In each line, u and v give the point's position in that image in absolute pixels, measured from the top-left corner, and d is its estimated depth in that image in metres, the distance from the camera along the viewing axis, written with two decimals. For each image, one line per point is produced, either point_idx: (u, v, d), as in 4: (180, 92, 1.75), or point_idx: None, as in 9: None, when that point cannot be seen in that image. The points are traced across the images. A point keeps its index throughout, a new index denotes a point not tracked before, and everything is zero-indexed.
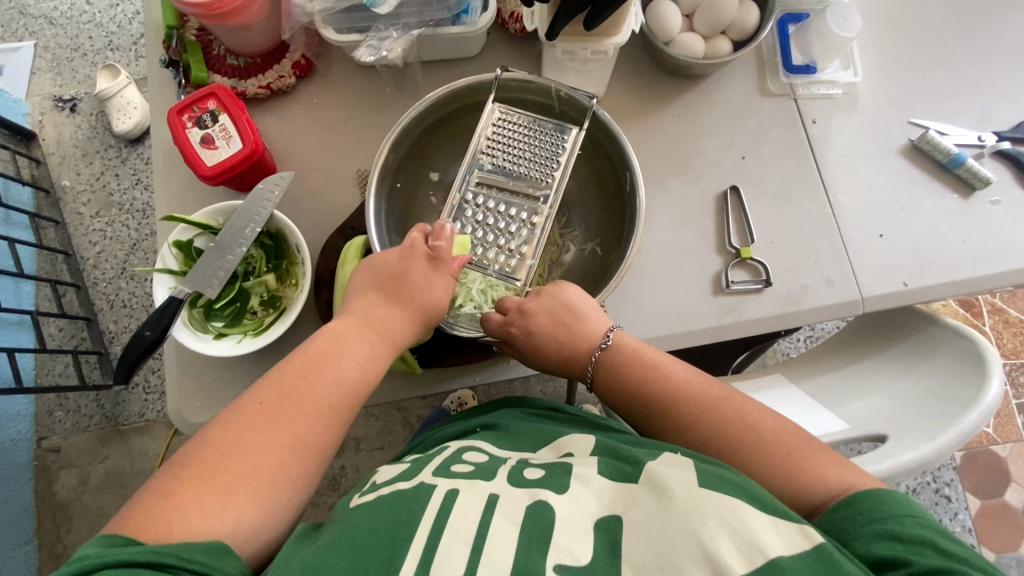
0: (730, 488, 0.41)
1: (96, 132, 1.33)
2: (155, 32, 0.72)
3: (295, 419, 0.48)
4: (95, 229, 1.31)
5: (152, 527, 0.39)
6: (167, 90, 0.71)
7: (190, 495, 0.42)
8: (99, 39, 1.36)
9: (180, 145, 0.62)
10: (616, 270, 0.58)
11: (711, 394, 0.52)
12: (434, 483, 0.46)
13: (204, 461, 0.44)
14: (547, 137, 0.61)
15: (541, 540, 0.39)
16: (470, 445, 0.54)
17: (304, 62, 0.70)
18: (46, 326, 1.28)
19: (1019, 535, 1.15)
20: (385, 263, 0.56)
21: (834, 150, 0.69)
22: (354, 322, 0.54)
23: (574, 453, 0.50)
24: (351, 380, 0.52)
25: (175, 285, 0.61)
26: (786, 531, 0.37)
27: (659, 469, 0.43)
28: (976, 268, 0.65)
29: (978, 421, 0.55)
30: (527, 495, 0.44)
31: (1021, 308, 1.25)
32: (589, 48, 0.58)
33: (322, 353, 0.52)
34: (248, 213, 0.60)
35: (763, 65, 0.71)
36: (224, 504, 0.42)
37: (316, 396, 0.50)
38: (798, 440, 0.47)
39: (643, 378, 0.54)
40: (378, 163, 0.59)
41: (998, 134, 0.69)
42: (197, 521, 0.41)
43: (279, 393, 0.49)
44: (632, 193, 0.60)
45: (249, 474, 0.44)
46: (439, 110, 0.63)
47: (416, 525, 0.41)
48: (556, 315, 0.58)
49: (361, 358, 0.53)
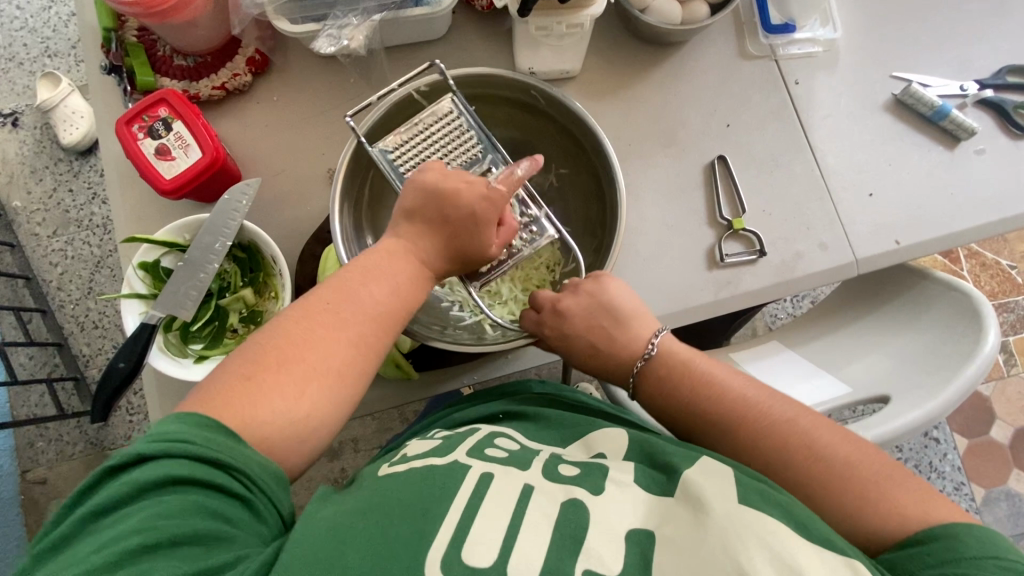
0: (775, 509, 0.40)
1: (42, 147, 1.25)
2: (90, 35, 0.67)
3: (356, 321, 0.47)
4: (55, 250, 1.24)
5: (234, 406, 0.41)
6: (112, 99, 0.65)
7: (267, 381, 0.43)
8: (34, 46, 1.26)
9: (134, 159, 0.58)
10: (609, 249, 0.56)
11: (783, 414, 0.48)
12: (469, 464, 0.45)
13: (277, 346, 0.45)
14: (442, 129, 0.57)
15: (573, 543, 0.39)
16: (500, 431, 0.52)
17: (259, 57, 0.65)
18: (14, 355, 1.22)
19: (1005, 468, 1.19)
20: (431, 182, 0.51)
21: (819, 111, 0.67)
22: (406, 241, 0.52)
23: (607, 455, 0.49)
24: (405, 291, 0.50)
25: (145, 311, 0.57)
26: (832, 565, 0.37)
27: (698, 481, 0.42)
28: (964, 220, 0.65)
29: (977, 374, 0.55)
30: (561, 491, 0.43)
31: (996, 250, 1.27)
32: (563, 22, 0.55)
33: (377, 267, 0.50)
34: (216, 226, 0.56)
35: (741, 26, 0.69)
36: (299, 395, 0.43)
37: (363, 306, 0.48)
38: (875, 471, 0.44)
39: (698, 395, 0.51)
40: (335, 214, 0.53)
41: (980, 82, 0.68)
42: (277, 405, 0.42)
43: (335, 300, 0.48)
44: (608, 167, 0.57)
45: (303, 374, 0.44)
46: (383, 128, 0.58)
47: (451, 501, 0.42)
48: (591, 316, 0.55)
49: (410, 274, 0.51)
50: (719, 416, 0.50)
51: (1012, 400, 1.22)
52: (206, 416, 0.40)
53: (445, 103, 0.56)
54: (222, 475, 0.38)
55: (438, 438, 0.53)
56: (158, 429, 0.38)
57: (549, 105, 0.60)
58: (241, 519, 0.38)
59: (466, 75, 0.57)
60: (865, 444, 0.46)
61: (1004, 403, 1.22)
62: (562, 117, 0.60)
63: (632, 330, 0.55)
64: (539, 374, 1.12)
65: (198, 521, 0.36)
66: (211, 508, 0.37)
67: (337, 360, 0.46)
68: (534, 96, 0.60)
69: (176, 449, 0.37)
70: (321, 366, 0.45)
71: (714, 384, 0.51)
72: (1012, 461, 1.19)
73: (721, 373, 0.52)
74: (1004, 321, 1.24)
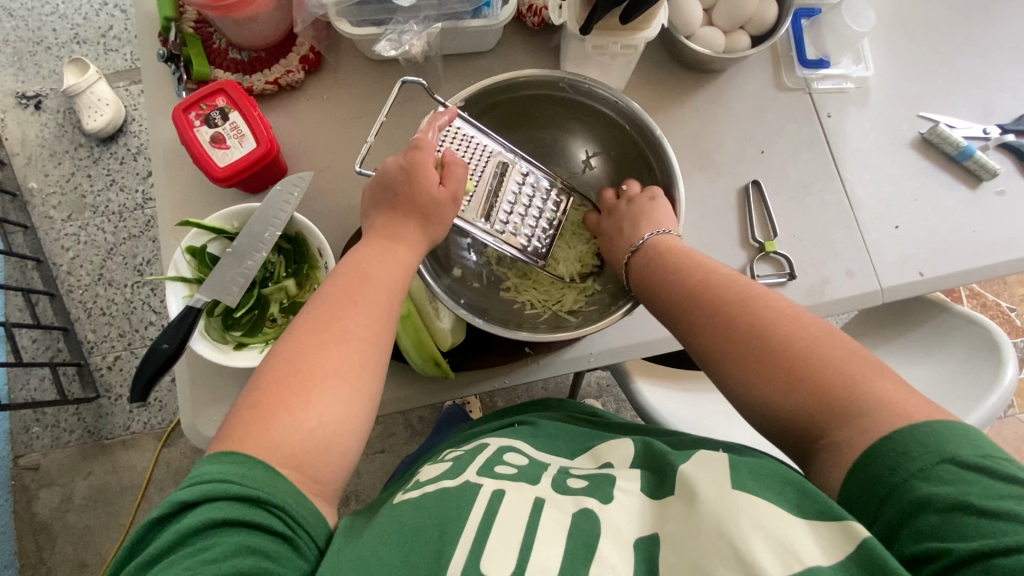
0: (766, 489, 0.40)
1: (64, 131, 1.25)
2: (147, 24, 0.68)
3: (352, 318, 0.47)
4: (68, 234, 1.24)
5: (252, 438, 0.40)
6: (164, 87, 0.67)
7: (276, 402, 0.42)
8: (64, 32, 1.28)
9: (189, 145, 0.58)
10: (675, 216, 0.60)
11: (744, 295, 0.47)
12: (481, 482, 0.46)
13: (279, 372, 0.43)
14: (470, 154, 0.57)
15: (586, 552, 0.39)
16: (508, 448, 0.53)
17: (313, 56, 0.67)
18: (19, 337, 1.21)
19: None
20: (388, 175, 0.53)
21: (848, 144, 0.70)
22: (382, 236, 0.52)
23: (614, 463, 0.49)
24: (396, 280, 0.51)
25: (189, 295, 0.57)
26: (827, 535, 0.36)
27: (693, 473, 0.43)
28: (986, 256, 0.68)
29: (998, 404, 0.57)
30: (572, 502, 0.43)
31: (995, 292, 1.30)
32: (619, 42, 0.57)
33: (369, 265, 0.50)
34: (266, 216, 0.57)
35: (778, 59, 0.72)
36: (307, 405, 0.42)
37: (365, 302, 0.48)
38: (836, 351, 0.42)
39: (671, 274, 0.53)
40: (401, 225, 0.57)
41: (1002, 127, 0.71)
42: (292, 423, 0.41)
43: (337, 304, 0.47)
44: (656, 146, 0.61)
45: (337, 379, 0.44)
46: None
47: (464, 520, 0.42)
48: (625, 221, 0.60)
49: (405, 258, 0.52)
50: (680, 286, 0.51)
51: (1010, 440, 1.23)
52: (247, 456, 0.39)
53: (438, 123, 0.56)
54: (268, 515, 0.37)
55: (450, 459, 0.53)
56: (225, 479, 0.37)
57: (609, 110, 0.63)
58: (283, 557, 0.37)
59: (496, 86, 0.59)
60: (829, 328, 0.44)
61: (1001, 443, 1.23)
62: (626, 122, 0.63)
63: (628, 218, 0.60)
64: (549, 387, 1.13)
65: (242, 561, 0.35)
66: (258, 547, 0.36)
67: (363, 356, 0.46)
68: (603, 102, 0.63)
69: (223, 490, 0.37)
70: (327, 368, 0.44)
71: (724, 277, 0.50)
72: None
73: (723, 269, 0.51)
74: None
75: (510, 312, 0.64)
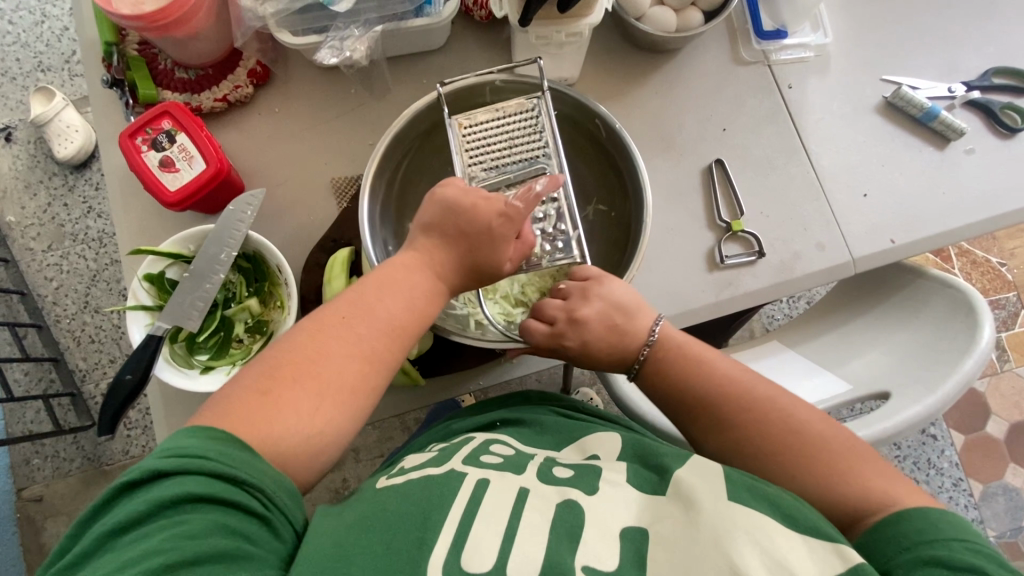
0: (762, 502, 0.40)
1: (37, 161, 1.24)
2: (91, 49, 0.67)
3: (364, 334, 0.47)
4: (50, 264, 1.23)
5: (248, 422, 0.41)
6: (113, 112, 0.66)
7: (279, 396, 0.43)
8: (28, 61, 1.26)
9: (138, 171, 0.58)
10: (633, 254, 0.57)
11: (773, 406, 0.49)
12: (465, 471, 0.45)
13: (285, 363, 0.45)
14: (514, 119, 0.56)
15: (570, 540, 0.39)
16: (494, 439, 0.52)
17: (260, 69, 0.65)
18: (9, 371, 1.20)
19: (1004, 464, 1.19)
20: (452, 202, 0.51)
21: (812, 114, 0.69)
22: (419, 258, 0.52)
23: (601, 455, 0.48)
24: (415, 307, 0.50)
25: (151, 322, 0.57)
26: (822, 554, 0.37)
27: (688, 479, 0.42)
28: (956, 218, 0.67)
29: (975, 367, 0.56)
30: (556, 492, 0.43)
31: (986, 248, 1.28)
32: (562, 31, 0.56)
33: (397, 281, 0.50)
34: (219, 237, 0.57)
35: (735, 33, 0.70)
36: (305, 409, 0.43)
37: (383, 320, 0.48)
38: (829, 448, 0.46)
39: (695, 381, 0.53)
40: (361, 192, 0.56)
41: (967, 84, 0.70)
42: (288, 422, 0.42)
43: (355, 320, 0.47)
44: (622, 147, 0.60)
45: (331, 388, 0.44)
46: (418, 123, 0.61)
47: (448, 505, 0.41)
48: (609, 321, 0.55)
49: (431, 283, 0.51)
50: (707, 399, 0.52)
51: (1007, 396, 1.22)
52: (238, 439, 0.40)
53: (432, 96, 0.58)
54: (245, 495, 0.38)
55: (434, 451, 0.52)
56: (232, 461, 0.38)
57: (576, 114, 0.63)
58: (260, 537, 0.37)
59: (523, 108, 0.57)
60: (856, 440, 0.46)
61: (998, 399, 1.22)
62: (612, 148, 0.62)
63: (599, 316, 0.55)
64: (539, 380, 1.13)
65: (218, 540, 0.35)
66: (233, 526, 0.36)
67: (368, 375, 0.46)
68: (572, 104, 0.61)
69: (195, 466, 0.37)
70: (333, 380, 0.45)
71: (703, 362, 0.54)
72: (1009, 456, 1.19)
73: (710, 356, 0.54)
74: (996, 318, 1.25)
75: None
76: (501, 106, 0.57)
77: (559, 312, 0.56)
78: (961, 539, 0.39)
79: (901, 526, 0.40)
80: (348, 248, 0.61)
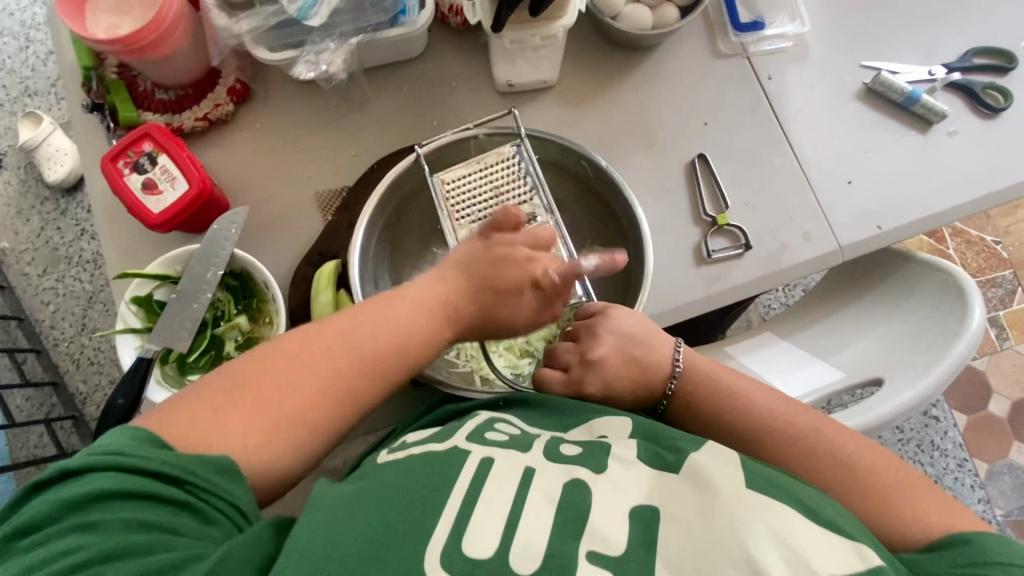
0: (785, 494, 0.40)
1: (28, 187, 1.24)
2: (71, 75, 0.67)
3: (345, 371, 0.45)
4: (46, 288, 1.23)
5: (191, 433, 0.39)
6: (95, 137, 0.66)
7: (237, 409, 0.41)
8: (14, 86, 1.26)
9: (121, 195, 0.58)
10: (639, 291, 0.59)
11: (804, 425, 0.50)
12: (469, 449, 0.44)
13: (258, 377, 0.43)
14: (496, 172, 0.60)
15: (577, 524, 0.38)
16: (500, 416, 0.50)
17: (240, 86, 0.66)
18: (10, 397, 1.20)
19: (1008, 442, 1.19)
20: (487, 259, 0.53)
21: (792, 103, 0.69)
22: (427, 296, 0.50)
23: (609, 434, 0.47)
24: (406, 349, 0.48)
25: (141, 345, 0.57)
26: (841, 550, 0.36)
27: (704, 462, 0.42)
28: (941, 201, 0.66)
29: (966, 351, 0.56)
30: (563, 473, 0.42)
31: (979, 227, 1.28)
32: (537, 34, 0.56)
33: (396, 317, 0.48)
34: (206, 257, 0.57)
35: (712, 27, 0.70)
36: (254, 433, 0.41)
37: (369, 356, 0.46)
38: (865, 471, 0.46)
39: (722, 406, 0.53)
40: (355, 246, 0.58)
41: (947, 67, 0.70)
42: (230, 443, 0.40)
43: (341, 351, 0.45)
44: (615, 187, 0.61)
45: (284, 416, 0.42)
46: (407, 180, 0.62)
47: (450, 490, 0.40)
48: (626, 355, 0.56)
49: (432, 325, 0.50)
50: (737, 425, 0.52)
51: (1008, 373, 1.22)
52: (159, 435, 0.38)
53: (412, 159, 0.60)
54: (168, 486, 0.36)
55: (440, 425, 0.51)
56: (132, 457, 0.36)
57: (564, 157, 0.63)
58: (188, 528, 0.36)
59: (505, 158, 0.60)
60: (888, 460, 0.47)
61: (1000, 377, 1.21)
62: (601, 187, 0.63)
63: (612, 351, 0.56)
64: None
65: (134, 536, 0.34)
66: (146, 520, 0.35)
67: (323, 409, 0.44)
68: (560, 150, 0.62)
69: (110, 461, 0.36)
70: (293, 407, 0.43)
71: (732, 393, 0.54)
72: (1013, 434, 1.19)
73: (738, 380, 0.54)
74: (993, 296, 1.25)
75: (437, 357, 0.62)
76: (482, 159, 0.60)
77: (571, 357, 0.58)
78: (1007, 560, 0.38)
79: (948, 549, 0.40)
80: (335, 261, 0.61)
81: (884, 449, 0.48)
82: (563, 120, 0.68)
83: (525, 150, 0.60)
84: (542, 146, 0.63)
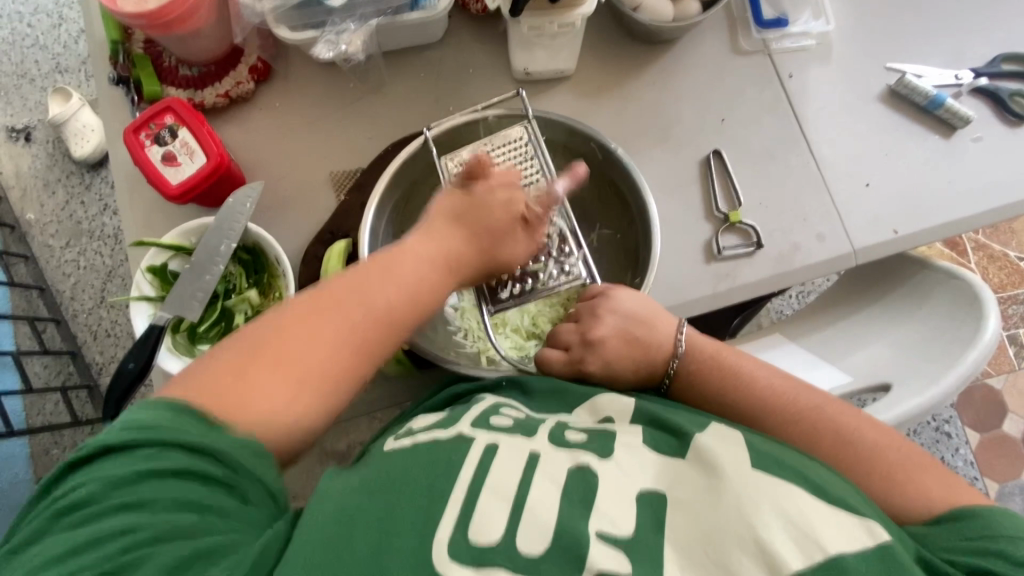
0: (788, 472, 0.39)
1: (55, 160, 1.27)
2: (99, 48, 0.69)
3: (352, 318, 0.46)
4: (67, 261, 1.26)
5: (218, 396, 0.40)
6: (119, 109, 0.67)
7: (259, 370, 0.41)
8: (45, 63, 1.29)
9: (142, 166, 0.60)
10: (644, 271, 0.59)
11: (807, 405, 0.49)
12: (474, 436, 0.44)
13: (267, 341, 0.43)
14: (503, 153, 0.60)
15: (583, 505, 0.38)
16: (504, 401, 0.50)
17: (261, 65, 0.67)
18: (29, 365, 1.23)
19: (1020, 463, 1.16)
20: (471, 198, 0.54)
21: (813, 103, 0.68)
22: (428, 246, 0.52)
23: (613, 419, 0.47)
24: (413, 294, 0.49)
25: (153, 312, 0.59)
26: (851, 528, 0.36)
27: (709, 446, 0.41)
28: (962, 208, 0.65)
29: (979, 359, 0.54)
30: (568, 457, 0.42)
31: (1004, 242, 1.25)
32: (554, 22, 0.57)
33: (398, 268, 0.49)
34: (221, 230, 0.58)
35: (734, 22, 0.70)
36: (280, 387, 0.42)
37: (380, 306, 0.47)
38: (873, 451, 0.45)
39: (723, 386, 0.53)
40: (365, 223, 0.59)
41: (975, 71, 0.68)
42: (263, 402, 0.41)
43: (344, 301, 0.46)
44: (625, 172, 0.61)
45: (296, 369, 0.42)
46: (418, 161, 0.63)
47: (456, 476, 0.40)
48: (628, 334, 0.56)
49: (437, 271, 0.51)
50: (740, 405, 0.52)
51: None
52: (187, 404, 0.39)
53: (422, 140, 0.60)
54: (210, 463, 0.37)
55: (446, 410, 0.51)
56: (172, 433, 0.37)
57: (574, 139, 0.63)
58: (229, 506, 0.37)
59: (512, 140, 0.60)
60: (893, 436, 0.46)
61: (1016, 396, 1.19)
62: (610, 170, 0.63)
63: (613, 333, 0.56)
64: None
65: (181, 516, 0.35)
66: (194, 500, 0.36)
67: (341, 360, 0.45)
68: (569, 131, 0.62)
69: (153, 439, 0.36)
70: (314, 364, 0.43)
71: (736, 371, 0.53)
72: None
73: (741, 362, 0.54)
74: (1014, 313, 1.22)
75: (445, 337, 0.62)
76: (489, 141, 0.61)
77: (572, 337, 0.58)
78: (1012, 535, 0.38)
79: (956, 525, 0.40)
80: (346, 240, 0.62)
81: (888, 428, 0.48)
82: (579, 110, 0.68)
83: (534, 131, 0.60)
84: (550, 128, 0.63)
